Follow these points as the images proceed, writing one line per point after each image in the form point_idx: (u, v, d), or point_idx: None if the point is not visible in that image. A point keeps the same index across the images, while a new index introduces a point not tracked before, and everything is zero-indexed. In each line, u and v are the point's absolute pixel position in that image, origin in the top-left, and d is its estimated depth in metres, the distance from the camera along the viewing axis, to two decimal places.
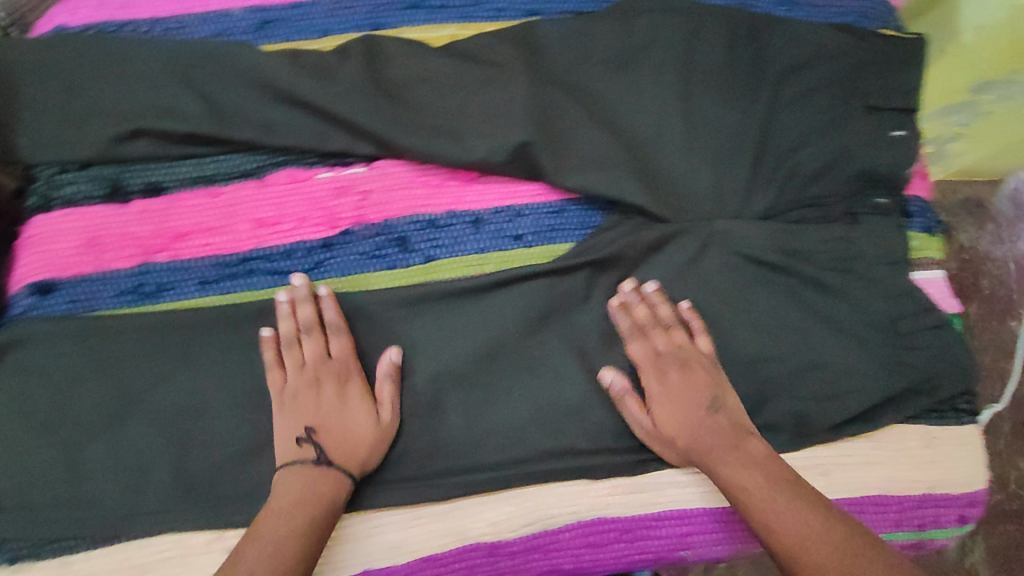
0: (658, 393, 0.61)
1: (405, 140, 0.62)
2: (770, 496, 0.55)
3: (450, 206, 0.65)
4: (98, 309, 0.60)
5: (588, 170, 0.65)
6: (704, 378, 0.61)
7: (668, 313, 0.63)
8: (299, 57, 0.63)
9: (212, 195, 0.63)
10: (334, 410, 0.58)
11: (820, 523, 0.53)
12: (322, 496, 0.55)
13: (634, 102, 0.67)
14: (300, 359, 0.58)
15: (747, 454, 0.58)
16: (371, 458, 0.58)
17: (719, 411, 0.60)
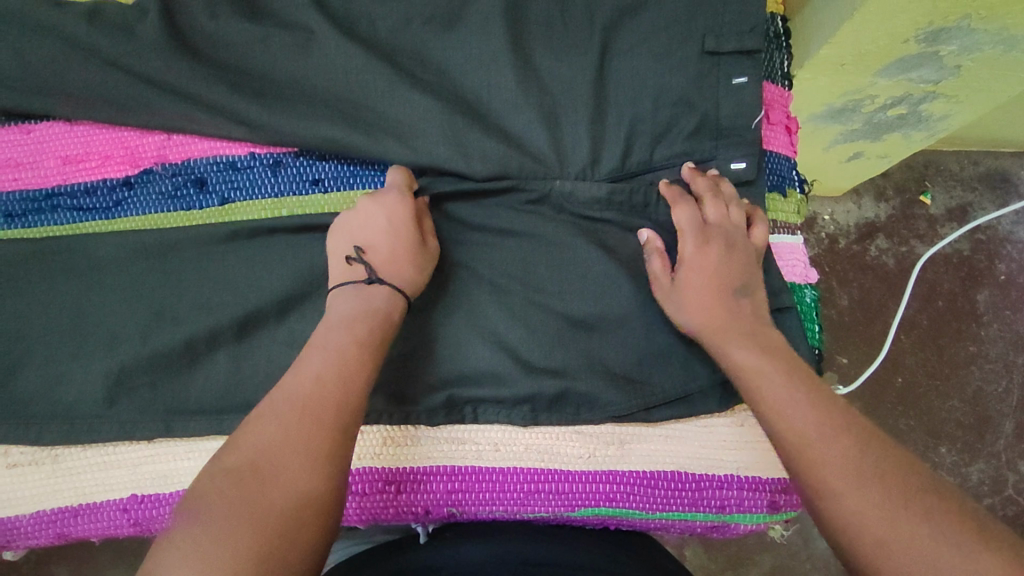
0: (691, 258, 0.58)
1: (201, 91, 0.62)
2: (762, 357, 0.52)
3: (249, 148, 0.64)
4: (60, 222, 0.64)
5: (391, 127, 0.63)
6: (742, 260, 0.58)
7: (716, 203, 0.60)
8: (99, 13, 0.63)
9: (23, 132, 0.65)
10: (365, 226, 0.57)
11: (822, 407, 0.47)
12: (376, 307, 0.53)
13: (448, 57, 0.64)
14: (360, 185, 0.60)
15: (767, 341, 0.54)
16: (410, 276, 0.57)
17: (743, 297, 0.57)
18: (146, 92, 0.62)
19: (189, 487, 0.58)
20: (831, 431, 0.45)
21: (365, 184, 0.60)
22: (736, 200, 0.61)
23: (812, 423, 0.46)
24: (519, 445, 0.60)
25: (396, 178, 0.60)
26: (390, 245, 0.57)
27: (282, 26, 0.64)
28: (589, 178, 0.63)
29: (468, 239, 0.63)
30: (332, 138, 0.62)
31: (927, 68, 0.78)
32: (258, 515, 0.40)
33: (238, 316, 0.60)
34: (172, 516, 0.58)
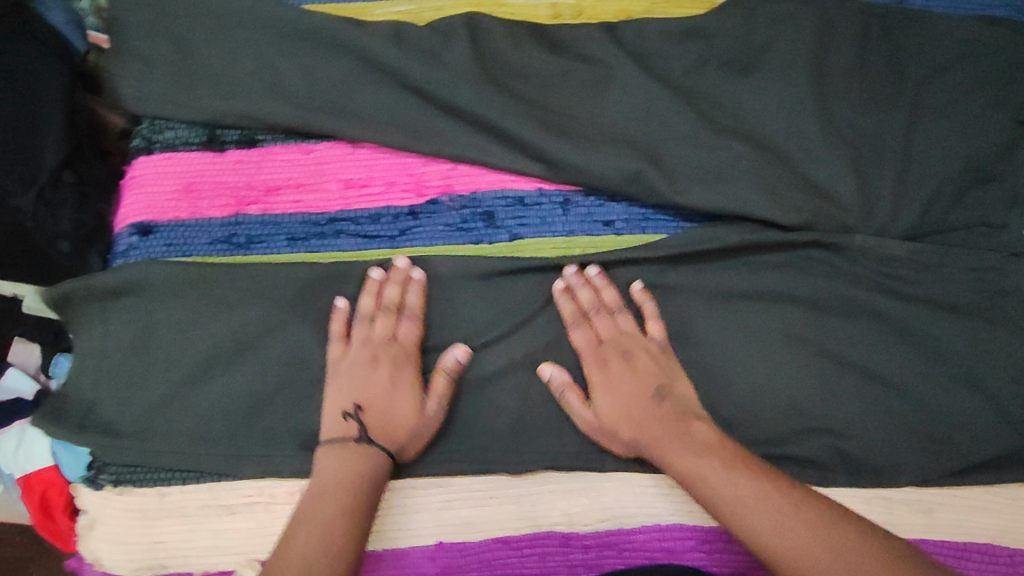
0: (599, 382, 0.57)
1: (506, 124, 0.60)
2: (705, 466, 0.52)
3: (538, 184, 0.62)
4: (343, 249, 0.61)
5: (692, 174, 0.61)
6: (648, 365, 0.58)
7: (612, 300, 0.60)
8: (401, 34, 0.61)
9: (304, 151, 0.62)
10: (607, 385, 0.57)
11: (786, 509, 0.48)
12: (360, 474, 0.52)
13: (748, 102, 0.62)
14: (582, 306, 0.59)
15: (692, 441, 0.53)
16: (407, 449, 0.55)
17: (660, 399, 0.56)
18: (445, 120, 0.60)
19: (500, 535, 0.57)
20: (818, 543, 0.46)
21: (377, 300, 0.58)
22: (623, 305, 0.60)
23: (789, 538, 0.46)
24: None
25: (611, 297, 0.59)
26: (377, 408, 0.55)
27: (582, 58, 0.62)
28: (886, 235, 0.62)
29: (760, 286, 0.62)
30: (636, 179, 0.60)
31: None
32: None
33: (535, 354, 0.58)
34: (479, 565, 0.57)
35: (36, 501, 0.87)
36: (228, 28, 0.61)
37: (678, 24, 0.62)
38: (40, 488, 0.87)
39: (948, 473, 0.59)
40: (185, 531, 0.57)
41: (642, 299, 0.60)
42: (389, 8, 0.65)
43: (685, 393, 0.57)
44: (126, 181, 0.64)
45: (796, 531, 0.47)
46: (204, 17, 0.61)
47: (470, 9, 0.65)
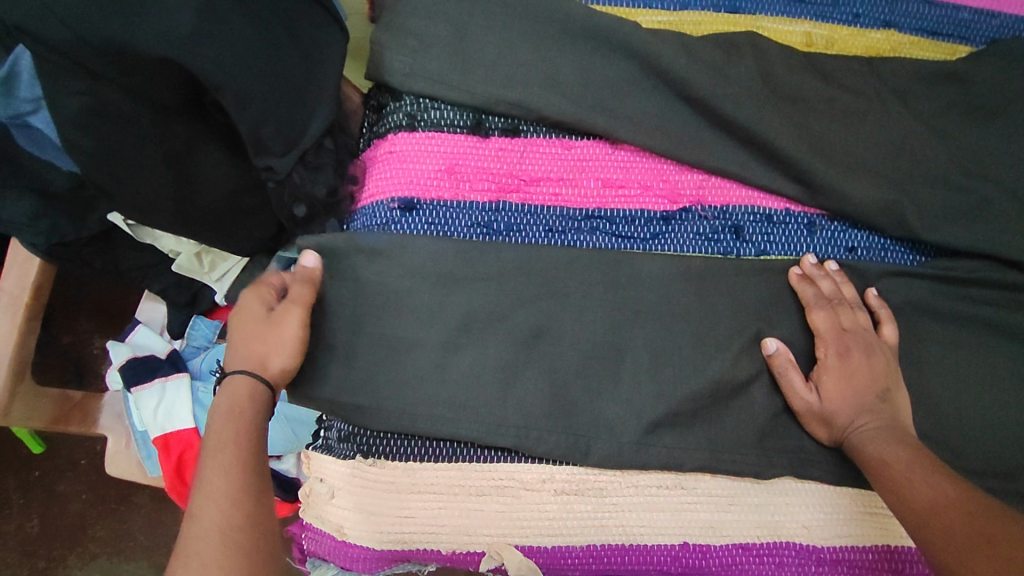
0: (831, 367, 0.58)
1: (775, 140, 0.62)
2: (893, 451, 0.53)
3: (785, 204, 0.64)
4: (597, 245, 0.62)
5: (940, 210, 0.63)
6: (885, 365, 0.58)
7: (852, 296, 0.61)
8: (680, 44, 0.64)
9: (563, 147, 0.64)
10: (825, 369, 0.58)
11: (954, 494, 0.48)
12: (241, 406, 0.52)
13: (992, 148, 0.65)
14: (821, 292, 0.61)
15: (901, 435, 0.54)
16: (282, 365, 0.54)
17: (885, 398, 0.57)
18: (711, 132, 0.63)
19: (741, 542, 0.58)
20: (965, 521, 0.46)
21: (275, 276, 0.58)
22: (861, 303, 0.61)
23: (951, 518, 0.46)
24: None
25: (851, 294, 0.61)
26: (254, 356, 0.54)
27: (843, 88, 0.65)
28: None
29: (996, 322, 0.62)
30: (890, 207, 0.62)
31: None
32: (244, 546, 0.46)
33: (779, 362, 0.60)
34: (717, 569, 0.58)
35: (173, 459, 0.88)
36: (513, 20, 0.64)
37: (931, 68, 0.67)
38: (179, 446, 0.89)
39: None
40: (434, 509, 0.57)
41: (880, 305, 0.61)
42: (652, 16, 0.68)
43: (906, 402, 0.58)
44: (381, 153, 0.64)
45: (959, 513, 0.46)
46: (489, 7, 0.64)
47: (733, 29, 0.68)
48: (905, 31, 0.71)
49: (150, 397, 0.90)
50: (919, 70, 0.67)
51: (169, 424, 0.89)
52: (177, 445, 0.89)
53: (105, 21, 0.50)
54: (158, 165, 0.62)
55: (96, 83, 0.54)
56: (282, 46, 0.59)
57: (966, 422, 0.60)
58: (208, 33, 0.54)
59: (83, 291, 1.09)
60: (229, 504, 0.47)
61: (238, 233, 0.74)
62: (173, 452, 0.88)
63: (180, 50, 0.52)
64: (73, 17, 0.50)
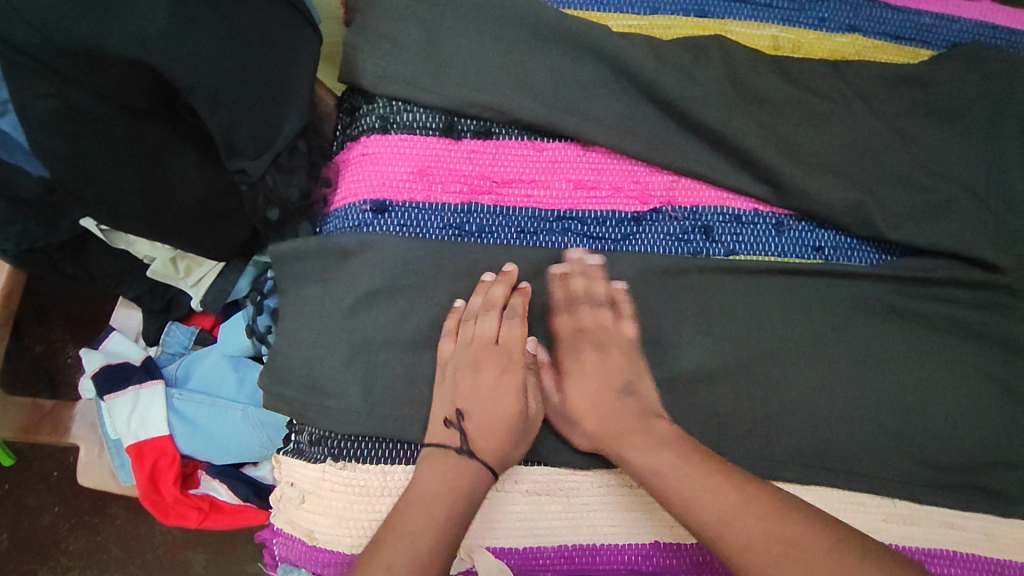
0: (573, 370, 0.59)
1: (744, 142, 0.63)
2: (659, 458, 0.53)
3: (753, 204, 0.65)
4: (569, 245, 0.63)
5: (904, 210, 0.65)
6: (621, 362, 0.58)
7: (601, 293, 0.60)
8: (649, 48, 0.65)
9: (535, 149, 0.65)
10: (574, 377, 0.59)
11: (745, 505, 0.51)
12: (463, 491, 0.53)
13: (953, 148, 0.67)
14: (573, 287, 0.60)
15: (651, 435, 0.55)
16: (513, 449, 0.56)
17: (629, 394, 0.57)
18: (681, 134, 0.64)
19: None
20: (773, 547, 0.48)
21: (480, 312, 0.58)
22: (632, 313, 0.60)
23: (727, 513, 0.50)
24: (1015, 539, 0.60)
25: (599, 288, 0.60)
26: (500, 417, 0.56)
27: (809, 90, 0.66)
28: None
29: (959, 318, 0.63)
30: (855, 208, 0.63)
31: None
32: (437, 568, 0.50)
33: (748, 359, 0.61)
34: (689, 568, 0.58)
35: (147, 468, 0.86)
36: (485, 23, 0.65)
37: (894, 71, 0.68)
38: (153, 454, 0.86)
39: None
40: None
41: (620, 296, 0.61)
42: (623, 20, 0.69)
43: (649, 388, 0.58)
44: (354, 156, 0.65)
45: (739, 517, 0.50)
46: (461, 10, 0.65)
47: (702, 32, 0.70)
48: (869, 35, 0.72)
49: (124, 405, 0.87)
50: (882, 74, 0.68)
51: (143, 433, 0.86)
52: (151, 453, 0.86)
53: (74, 23, 0.50)
54: (129, 168, 0.61)
55: (65, 85, 0.54)
56: (254, 49, 0.59)
57: (933, 418, 0.61)
58: (178, 35, 0.53)
59: (55, 299, 1.07)
60: (427, 552, 0.50)
61: (210, 237, 0.73)
62: (146, 461, 0.85)
63: (149, 52, 0.52)
64: (41, 19, 0.50)
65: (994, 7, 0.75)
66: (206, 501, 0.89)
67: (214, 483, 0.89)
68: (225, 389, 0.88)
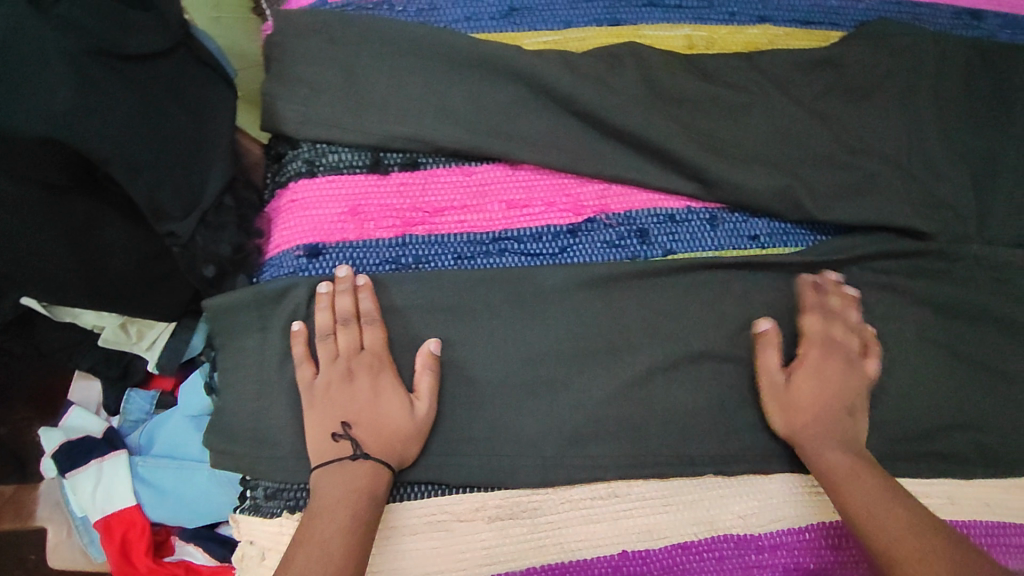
0: (801, 371, 0.60)
1: (668, 143, 0.64)
2: (841, 458, 0.56)
3: (686, 202, 0.66)
4: (506, 264, 0.63)
5: (831, 190, 0.66)
6: (850, 381, 0.60)
7: (814, 328, 0.61)
8: (562, 62, 0.65)
9: (464, 174, 0.65)
10: (782, 381, 0.59)
11: (916, 528, 0.51)
12: (358, 486, 0.53)
13: (871, 125, 0.68)
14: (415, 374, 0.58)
15: (851, 442, 0.57)
16: (407, 450, 0.56)
17: (854, 415, 0.59)
18: (605, 143, 0.65)
19: (678, 541, 0.57)
20: (908, 534, 0.50)
21: (332, 309, 0.58)
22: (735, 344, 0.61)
23: (900, 526, 0.51)
24: (974, 500, 0.61)
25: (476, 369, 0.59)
26: (341, 416, 0.56)
27: (726, 85, 0.67)
28: (996, 242, 0.67)
29: (894, 289, 0.65)
30: (783, 194, 0.64)
31: None
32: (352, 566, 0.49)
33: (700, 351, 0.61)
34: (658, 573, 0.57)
35: (117, 541, 0.84)
36: (398, 57, 0.65)
37: (808, 55, 0.69)
38: (122, 526, 0.85)
39: None
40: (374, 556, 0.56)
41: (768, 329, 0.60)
42: (537, 38, 0.70)
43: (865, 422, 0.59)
44: (283, 203, 0.64)
45: (898, 539, 0.50)
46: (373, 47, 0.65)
47: (617, 40, 0.71)
48: (779, 23, 0.74)
49: (86, 481, 0.85)
50: (797, 59, 0.69)
51: (108, 507, 0.84)
52: (120, 525, 0.85)
53: None
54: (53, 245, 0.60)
55: None
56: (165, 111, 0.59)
57: (880, 390, 0.62)
58: (81, 109, 0.52)
59: None
60: (334, 553, 0.49)
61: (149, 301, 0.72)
62: (115, 536, 0.84)
63: (53, 131, 0.51)
64: None
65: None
66: (182, 567, 0.87)
67: (190, 546, 0.86)
68: (190, 451, 0.85)
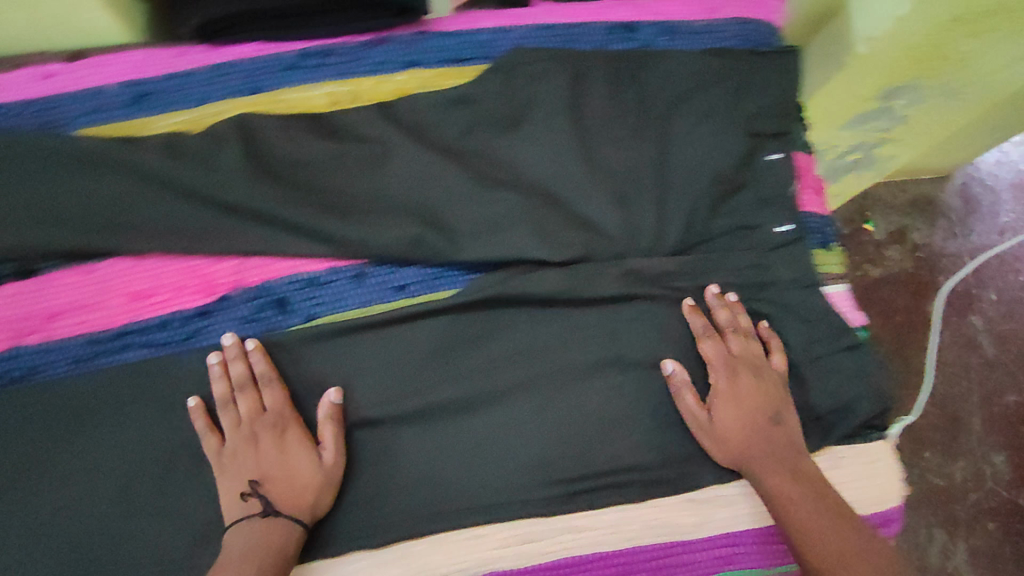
0: (223, 467, 0.58)
1: (288, 214, 0.62)
2: (787, 488, 0.60)
3: (329, 262, 0.64)
4: (129, 360, 0.61)
5: (470, 230, 0.64)
6: (771, 391, 0.64)
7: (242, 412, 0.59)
8: (167, 148, 0.62)
9: (84, 272, 0.62)
10: (271, 463, 0.58)
11: (845, 534, 0.57)
12: (272, 544, 0.55)
13: (513, 155, 0.66)
14: (239, 420, 0.59)
15: (793, 468, 0.61)
16: (319, 502, 0.59)
17: (777, 425, 0.63)
18: (225, 219, 0.61)
19: None
20: (861, 557, 0.55)
21: (229, 376, 0.60)
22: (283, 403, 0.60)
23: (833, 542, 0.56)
24: (632, 524, 0.63)
25: (261, 367, 0.60)
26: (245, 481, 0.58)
27: (355, 139, 0.65)
28: (653, 253, 0.67)
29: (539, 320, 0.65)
30: (413, 246, 0.63)
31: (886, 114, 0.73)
32: None
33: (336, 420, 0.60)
34: None
35: None
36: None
37: (443, 95, 0.67)
38: None
39: (725, 465, 0.64)
40: None
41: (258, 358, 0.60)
42: (165, 121, 0.66)
43: (796, 420, 0.64)
44: None
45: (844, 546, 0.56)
46: None
47: (250, 112, 0.67)
48: (427, 65, 0.70)
49: None
50: (434, 99, 0.67)
51: None
52: None
53: None
54: None
55: None
56: None
57: (536, 422, 0.64)
58: None
59: None
60: None
61: None
62: None
63: None
64: None
65: (549, 6, 0.74)
66: None
67: None
68: None
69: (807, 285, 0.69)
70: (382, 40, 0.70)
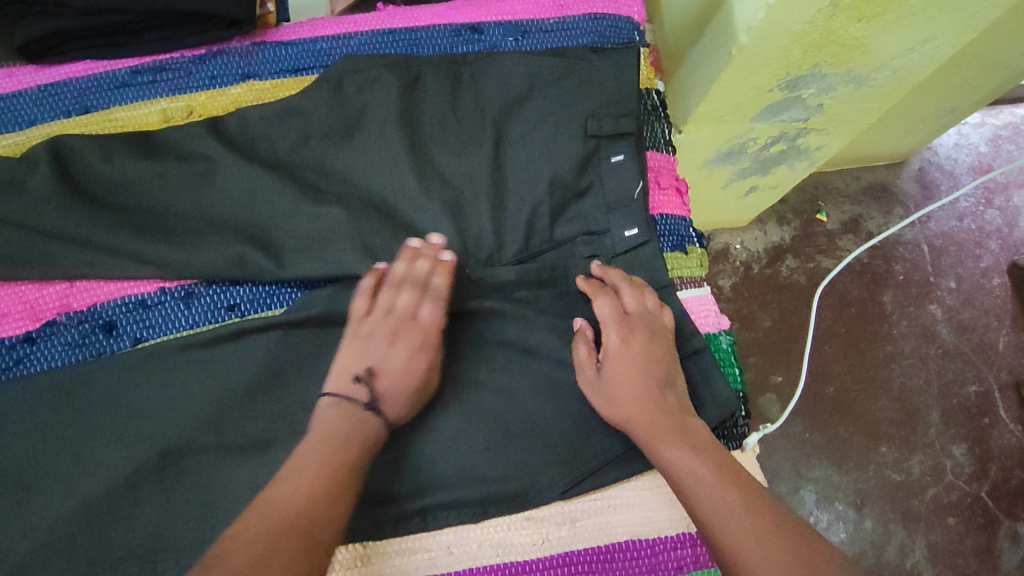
0: (387, 369, 0.57)
1: (106, 236, 0.60)
2: (689, 458, 0.55)
3: (157, 283, 0.63)
4: None
5: (299, 247, 0.62)
6: (665, 354, 0.61)
7: (405, 278, 0.60)
8: None
9: None
10: (393, 368, 0.57)
11: (756, 511, 0.51)
12: (360, 430, 0.54)
13: (343, 167, 0.64)
14: (391, 306, 0.59)
15: (691, 439, 0.56)
16: (399, 413, 0.56)
17: (668, 391, 0.59)
18: (41, 243, 0.60)
19: None
20: (763, 534, 0.49)
21: (411, 270, 0.60)
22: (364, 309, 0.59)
23: (739, 518, 0.50)
24: (470, 544, 0.59)
25: (440, 280, 0.60)
26: (386, 370, 0.57)
27: (181, 158, 0.64)
28: (495, 263, 0.64)
29: None
30: (237, 264, 0.61)
31: (794, 110, 0.70)
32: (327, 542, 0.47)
33: (157, 445, 0.57)
34: None
35: None
36: None
37: (272, 108, 0.65)
38: None
39: (574, 479, 0.61)
40: None
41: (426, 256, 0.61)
42: None
43: (684, 387, 0.61)
44: None
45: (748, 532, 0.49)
46: None
47: (79, 131, 0.66)
48: (265, 77, 0.69)
49: None
50: (263, 113, 0.65)
51: None
52: None
53: None
54: None
55: None
56: None
57: None
58: None
59: None
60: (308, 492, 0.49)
61: None
62: None
63: None
64: None
65: (391, 11, 0.73)
66: None
67: None
68: None
69: (660, 287, 0.66)
70: (217, 54, 0.69)
